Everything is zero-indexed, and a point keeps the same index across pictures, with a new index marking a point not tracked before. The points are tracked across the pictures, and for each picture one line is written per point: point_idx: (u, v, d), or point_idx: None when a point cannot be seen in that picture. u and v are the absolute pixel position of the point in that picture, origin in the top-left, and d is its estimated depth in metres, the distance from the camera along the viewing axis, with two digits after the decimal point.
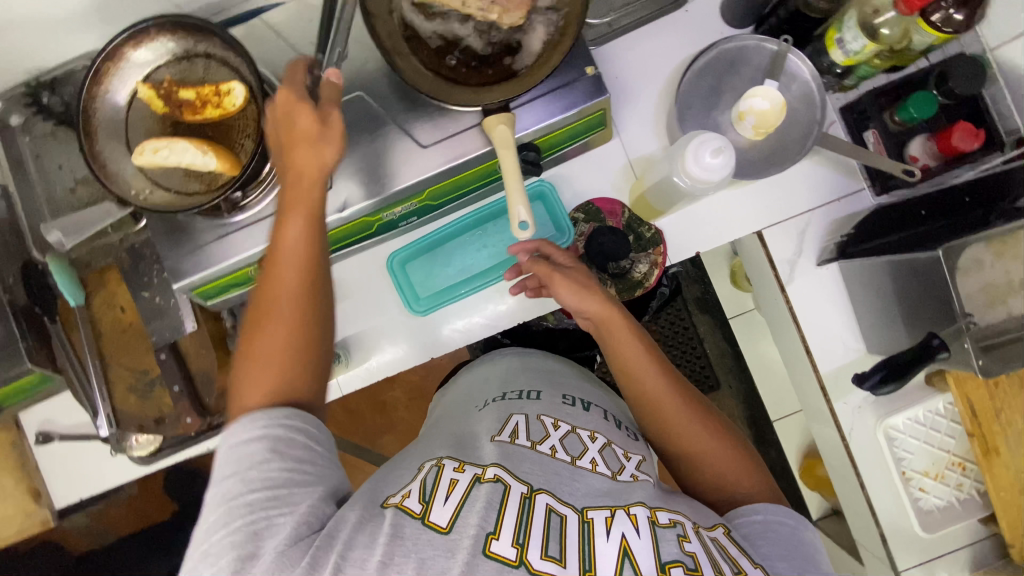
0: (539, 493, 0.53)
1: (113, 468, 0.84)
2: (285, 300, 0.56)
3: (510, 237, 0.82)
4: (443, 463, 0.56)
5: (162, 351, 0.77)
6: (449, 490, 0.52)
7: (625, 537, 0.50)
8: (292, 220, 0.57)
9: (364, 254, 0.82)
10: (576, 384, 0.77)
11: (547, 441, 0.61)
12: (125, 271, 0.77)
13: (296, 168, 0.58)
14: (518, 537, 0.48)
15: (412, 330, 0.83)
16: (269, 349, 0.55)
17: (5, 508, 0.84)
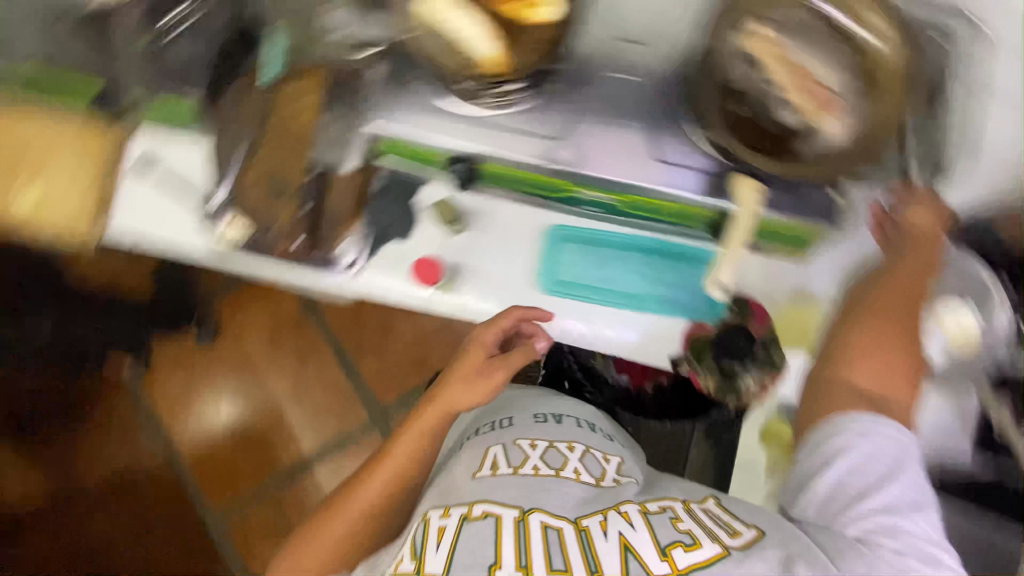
0: (531, 513, 0.58)
1: (186, 236, 0.80)
2: (363, 509, 0.71)
3: (669, 283, 0.79)
4: (429, 516, 0.62)
5: (314, 170, 0.76)
6: (440, 537, 0.58)
7: (623, 535, 0.56)
8: (404, 441, 0.73)
9: (530, 209, 0.80)
10: (542, 399, 0.84)
11: (528, 463, 0.67)
12: (328, 83, 0.75)
13: (399, 455, 0.72)
14: (520, 562, 0.53)
15: (529, 299, 0.79)
16: (332, 529, 0.71)
17: (56, 204, 0.77)
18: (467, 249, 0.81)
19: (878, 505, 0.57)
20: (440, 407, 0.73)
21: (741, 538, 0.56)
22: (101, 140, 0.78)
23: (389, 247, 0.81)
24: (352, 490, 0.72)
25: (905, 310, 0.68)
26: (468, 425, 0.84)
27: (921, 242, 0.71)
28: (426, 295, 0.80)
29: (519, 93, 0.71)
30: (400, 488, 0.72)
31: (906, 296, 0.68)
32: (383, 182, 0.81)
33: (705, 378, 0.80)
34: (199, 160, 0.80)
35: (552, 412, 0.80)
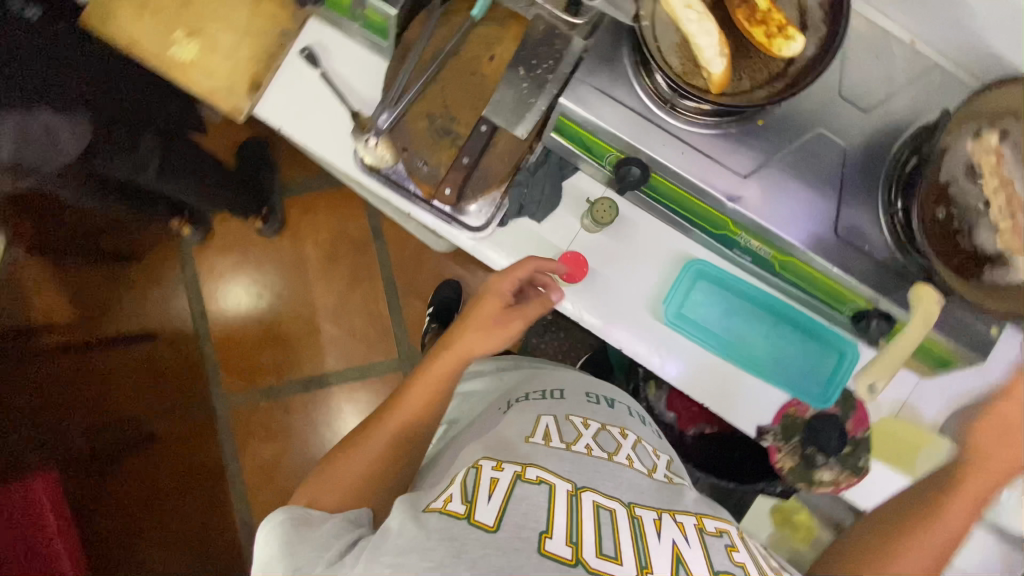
0: (583, 492, 0.54)
1: (328, 140, 0.77)
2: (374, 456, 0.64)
3: (791, 356, 0.75)
4: (481, 464, 0.57)
5: (484, 124, 0.73)
6: (492, 490, 0.52)
7: (676, 543, 0.52)
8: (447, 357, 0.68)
9: (674, 232, 0.77)
10: (588, 381, 0.81)
11: (579, 440, 0.63)
12: (528, 36, 0.72)
13: (439, 371, 0.68)
14: (572, 538, 0.48)
15: (641, 320, 0.77)
16: (343, 469, 0.62)
17: (222, 66, 0.76)
18: (599, 249, 0.77)
19: None
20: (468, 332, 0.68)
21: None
22: (283, 17, 0.76)
23: (521, 223, 0.78)
24: (370, 426, 0.67)
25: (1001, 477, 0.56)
26: (512, 388, 0.81)
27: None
28: None
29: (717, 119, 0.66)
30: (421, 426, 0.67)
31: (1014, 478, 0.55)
32: (540, 157, 0.76)
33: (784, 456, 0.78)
34: (367, 70, 0.77)
35: (598, 394, 0.76)
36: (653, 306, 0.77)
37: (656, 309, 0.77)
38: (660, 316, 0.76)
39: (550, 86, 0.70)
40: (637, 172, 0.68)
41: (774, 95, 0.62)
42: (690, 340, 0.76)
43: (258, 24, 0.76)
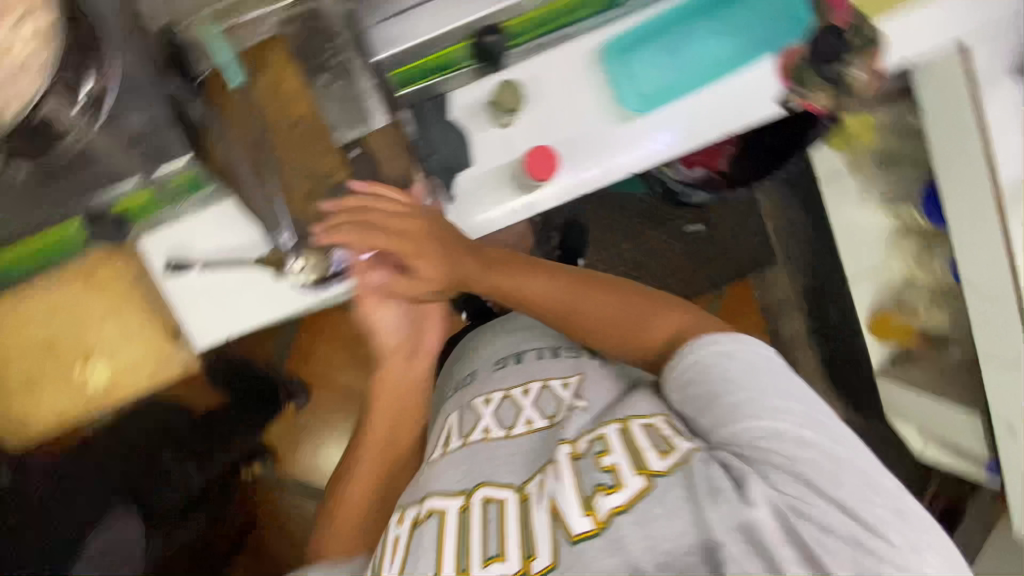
0: (474, 493, 0.60)
1: (268, 302, 0.72)
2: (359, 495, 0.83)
3: (747, 24, 0.70)
4: (404, 517, 0.65)
5: (352, 148, 0.66)
6: (394, 548, 0.62)
7: (553, 498, 0.54)
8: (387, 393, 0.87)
9: (563, 45, 0.69)
10: (507, 335, 0.83)
11: (479, 428, 0.69)
12: (293, 47, 0.60)
13: (389, 381, 0.87)
14: (461, 563, 0.55)
15: (621, 136, 0.72)
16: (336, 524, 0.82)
17: (133, 353, 0.71)
18: (533, 128, 0.71)
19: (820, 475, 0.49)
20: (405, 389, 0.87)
21: (670, 458, 0.54)
22: (119, 267, 0.69)
23: (461, 179, 0.73)
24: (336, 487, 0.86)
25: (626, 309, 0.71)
26: (487, 357, 0.81)
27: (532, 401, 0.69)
28: (524, 201, 0.73)
29: None
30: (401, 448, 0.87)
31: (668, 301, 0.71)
32: (413, 118, 0.70)
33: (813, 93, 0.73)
34: (221, 225, 0.69)
35: (518, 351, 0.79)
36: (618, 114, 0.71)
37: (621, 114, 0.71)
38: (630, 116, 0.71)
39: (355, 62, 0.61)
40: (496, 39, 0.63)
41: None
42: (668, 106, 0.71)
43: (112, 296, 0.69)
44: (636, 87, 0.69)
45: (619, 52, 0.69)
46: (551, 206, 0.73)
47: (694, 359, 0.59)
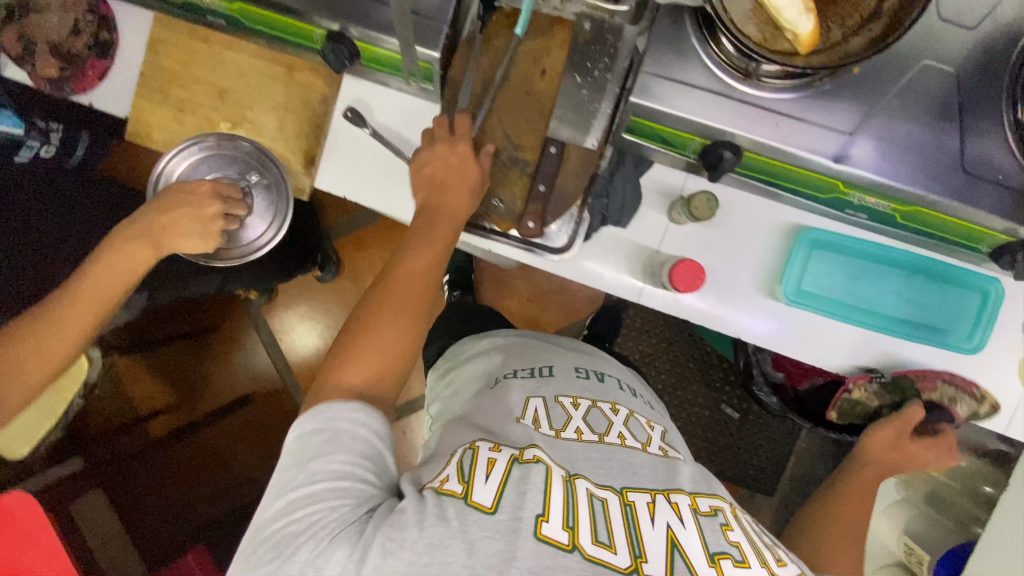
0: (576, 478, 0.54)
1: (390, 195, 0.76)
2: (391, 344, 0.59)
3: (929, 306, 0.69)
4: (476, 445, 0.56)
5: (551, 144, 0.67)
6: (489, 468, 0.53)
7: (670, 526, 0.52)
8: (423, 252, 0.63)
9: (770, 199, 0.71)
10: (588, 357, 0.80)
11: (573, 424, 0.63)
12: (578, 40, 0.66)
13: (413, 271, 0.63)
14: (568, 521, 0.49)
15: (755, 304, 0.72)
16: (376, 335, 0.59)
17: (271, 149, 0.76)
18: (694, 237, 0.72)
19: None
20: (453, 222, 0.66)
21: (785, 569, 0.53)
22: (315, 83, 0.74)
23: (605, 231, 0.74)
24: (392, 274, 0.63)
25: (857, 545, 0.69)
26: (493, 366, 0.77)
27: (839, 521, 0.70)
28: (638, 285, 0.74)
29: (808, 79, 0.59)
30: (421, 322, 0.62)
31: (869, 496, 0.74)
32: (613, 159, 0.72)
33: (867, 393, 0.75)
34: (407, 115, 0.74)
35: (540, 365, 0.74)
36: (769, 287, 0.71)
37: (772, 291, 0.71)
38: (778, 295, 0.71)
39: (613, 87, 0.66)
40: (731, 155, 0.63)
41: (872, 44, 0.55)
42: (815, 313, 0.70)
43: (292, 97, 0.74)
44: (798, 278, 0.69)
45: (809, 242, 0.70)
46: (657, 308, 0.74)
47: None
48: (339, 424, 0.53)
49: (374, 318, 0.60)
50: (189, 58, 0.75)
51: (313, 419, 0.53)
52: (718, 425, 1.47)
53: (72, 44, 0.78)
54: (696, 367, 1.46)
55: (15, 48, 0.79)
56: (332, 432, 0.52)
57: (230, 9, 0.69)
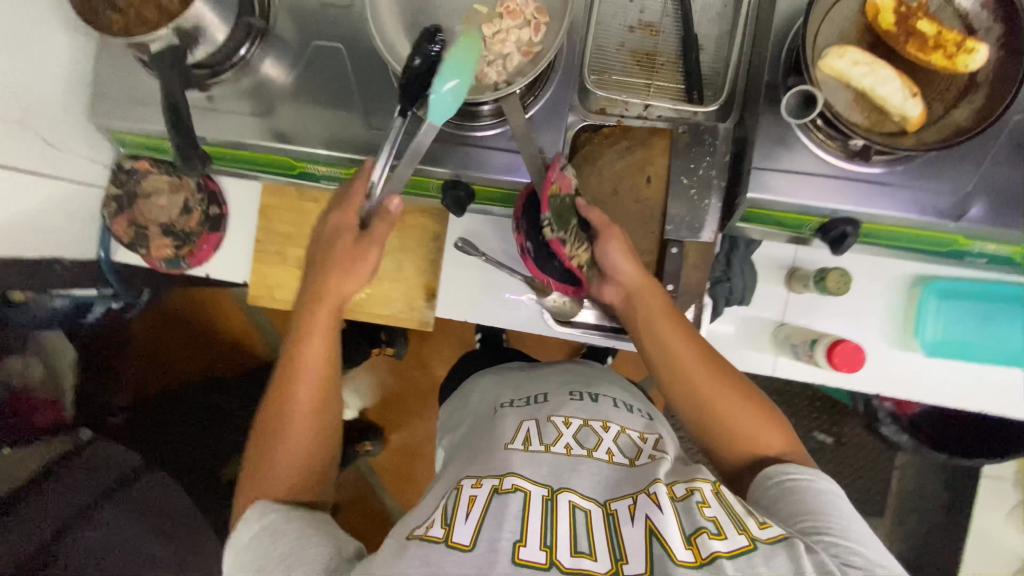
0: (560, 492, 0.53)
1: (508, 311, 0.80)
2: (302, 459, 0.60)
3: None
4: (461, 484, 0.56)
5: (672, 245, 0.70)
6: (469, 507, 0.52)
7: (650, 519, 0.50)
8: (313, 366, 0.61)
9: (882, 259, 0.74)
10: (582, 379, 0.74)
11: (562, 441, 0.61)
12: (678, 143, 0.70)
13: (299, 380, 0.61)
14: (545, 540, 0.48)
15: (887, 357, 0.74)
16: (283, 449, 0.59)
17: (393, 289, 0.81)
18: (818, 303, 0.75)
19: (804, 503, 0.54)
20: (327, 303, 0.62)
21: (770, 531, 0.50)
22: (428, 222, 0.80)
23: (729, 312, 0.76)
24: (286, 390, 0.61)
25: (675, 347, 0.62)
26: (500, 392, 0.76)
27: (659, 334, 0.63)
28: (769, 358, 0.76)
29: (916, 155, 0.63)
30: (327, 419, 0.62)
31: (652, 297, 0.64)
32: (726, 244, 0.74)
33: (574, 248, 0.68)
34: (514, 235, 0.79)
35: (534, 394, 0.71)
36: (897, 339, 0.74)
37: (901, 342, 0.74)
38: (915, 347, 0.73)
39: (718, 182, 0.70)
40: (852, 228, 0.65)
41: (979, 113, 0.60)
42: (955, 360, 0.72)
43: (408, 238, 0.80)
44: (935, 331, 0.71)
45: (930, 291, 0.72)
46: (795, 377, 0.75)
47: (791, 483, 0.56)
48: (273, 543, 0.52)
49: (272, 422, 0.61)
50: (301, 219, 0.80)
51: (235, 543, 0.54)
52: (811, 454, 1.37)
53: (184, 223, 0.81)
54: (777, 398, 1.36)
55: (127, 236, 0.80)
56: (280, 535, 0.53)
57: (347, 174, 0.73)
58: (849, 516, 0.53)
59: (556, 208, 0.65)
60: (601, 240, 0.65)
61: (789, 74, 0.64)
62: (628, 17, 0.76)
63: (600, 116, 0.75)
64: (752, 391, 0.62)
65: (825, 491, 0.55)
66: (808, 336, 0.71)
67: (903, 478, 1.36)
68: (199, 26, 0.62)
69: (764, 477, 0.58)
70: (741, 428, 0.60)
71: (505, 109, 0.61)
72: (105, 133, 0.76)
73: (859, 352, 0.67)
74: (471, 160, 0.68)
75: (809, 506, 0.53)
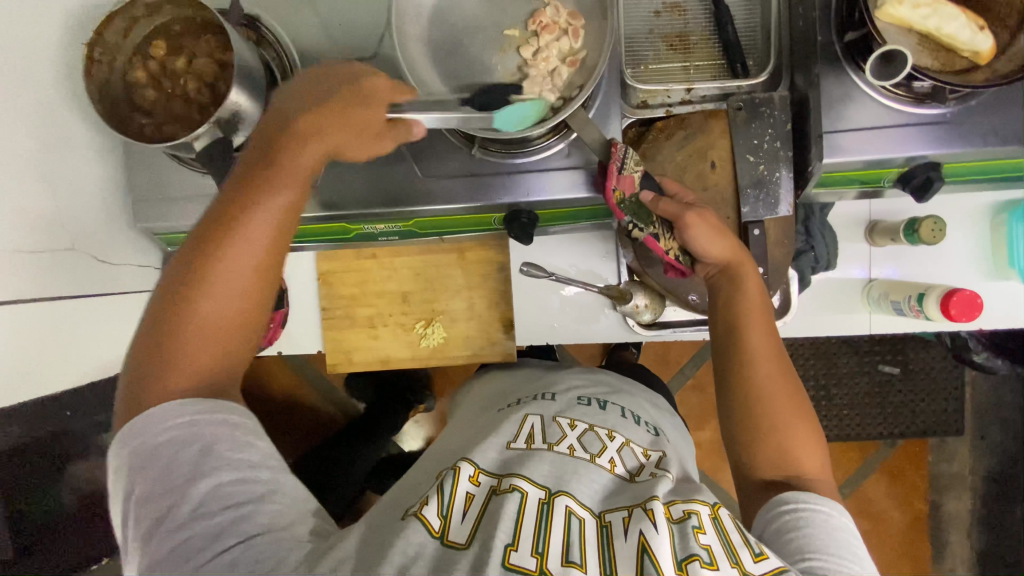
0: (557, 496, 0.50)
1: (589, 326, 0.79)
2: (238, 320, 0.51)
3: None
4: (459, 468, 0.54)
5: (752, 227, 0.68)
6: (466, 505, 0.50)
7: (644, 535, 0.47)
8: (256, 215, 0.50)
9: (963, 195, 0.72)
10: (598, 383, 0.71)
11: (564, 442, 0.58)
12: (736, 122, 0.68)
13: (237, 243, 0.50)
14: (537, 547, 0.46)
15: (983, 292, 0.73)
16: (202, 333, 0.50)
17: (467, 328, 0.80)
18: (906, 252, 0.73)
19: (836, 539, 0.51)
20: (295, 175, 0.52)
21: (766, 564, 0.47)
22: (490, 254, 0.78)
23: (814, 281, 0.75)
24: (217, 261, 0.49)
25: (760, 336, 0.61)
26: (506, 387, 0.72)
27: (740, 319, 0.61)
28: (863, 317, 0.75)
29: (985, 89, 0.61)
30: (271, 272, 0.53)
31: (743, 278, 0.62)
32: (801, 213, 0.73)
33: (667, 242, 0.65)
34: (580, 249, 0.77)
35: (541, 392, 0.68)
36: (991, 272, 0.72)
37: (995, 275, 0.72)
38: (1012, 276, 0.71)
39: (785, 153, 0.67)
40: (936, 173, 0.63)
41: None
42: None
43: (473, 275, 0.79)
44: None
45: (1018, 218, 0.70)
46: (893, 331, 0.74)
47: (807, 515, 0.52)
48: (166, 450, 0.46)
49: (194, 296, 0.49)
50: (363, 279, 0.78)
51: (129, 439, 0.47)
52: (881, 388, 1.32)
53: None
54: (838, 341, 1.32)
55: None
56: (170, 447, 0.46)
57: (405, 226, 0.71)
58: (858, 560, 0.50)
59: (629, 211, 0.63)
60: (682, 229, 0.63)
61: (843, 30, 0.62)
62: (652, 3, 0.73)
63: (644, 110, 0.72)
64: (804, 405, 0.60)
65: (840, 530, 0.51)
66: (910, 291, 0.69)
67: (978, 395, 1.35)
68: (238, 113, 0.59)
69: (779, 502, 0.54)
70: (788, 434, 0.58)
71: (573, 127, 0.61)
72: (152, 237, 0.74)
73: (969, 303, 0.66)
74: (534, 186, 0.66)
75: (823, 546, 0.50)
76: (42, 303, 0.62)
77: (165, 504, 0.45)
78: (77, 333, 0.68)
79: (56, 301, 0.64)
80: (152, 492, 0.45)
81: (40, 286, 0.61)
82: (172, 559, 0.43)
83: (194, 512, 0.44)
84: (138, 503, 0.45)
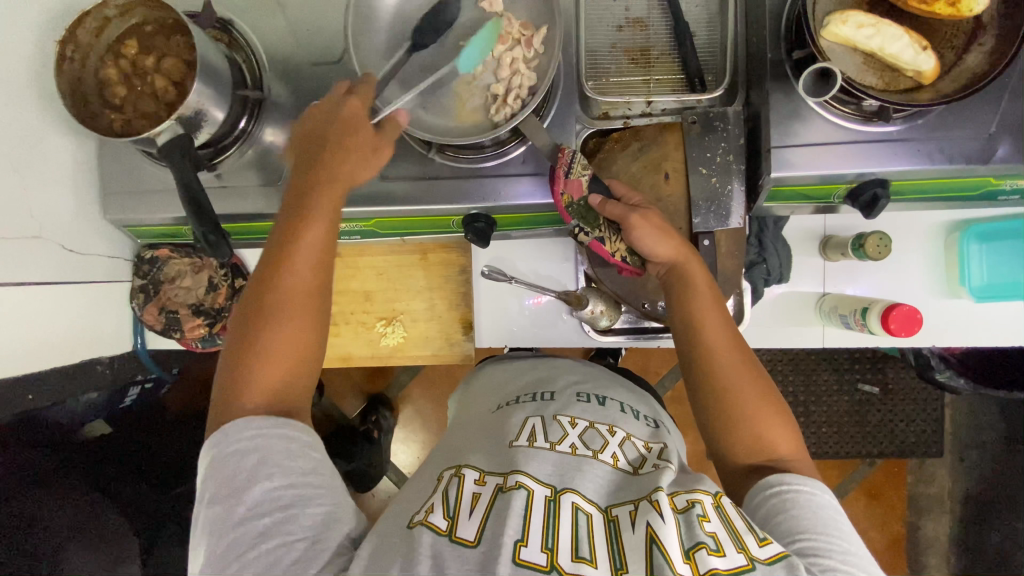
0: (562, 494, 0.51)
1: (546, 332, 0.80)
2: (298, 329, 0.55)
3: None
4: (463, 474, 0.54)
5: (702, 238, 0.69)
6: (473, 503, 0.50)
7: (651, 526, 0.47)
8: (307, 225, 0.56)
9: (914, 213, 0.73)
10: (591, 378, 0.71)
11: (566, 441, 0.57)
12: (690, 135, 0.70)
13: (294, 258, 0.55)
14: (547, 543, 0.46)
15: (935, 308, 0.73)
16: (273, 350, 0.54)
17: (429, 327, 0.82)
18: (859, 268, 0.74)
19: (824, 510, 0.52)
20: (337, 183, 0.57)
21: (771, 547, 0.48)
22: (453, 257, 0.81)
23: (766, 294, 0.76)
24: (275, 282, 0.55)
25: (721, 325, 0.62)
26: (505, 383, 0.72)
27: (698, 312, 0.62)
28: (817, 330, 0.76)
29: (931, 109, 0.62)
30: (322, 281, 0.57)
31: (693, 269, 0.63)
32: (754, 226, 0.74)
33: (613, 243, 0.67)
34: (540, 254, 0.79)
35: (542, 389, 0.68)
36: (944, 289, 0.73)
37: (948, 292, 0.73)
38: (964, 294, 0.72)
39: (737, 166, 0.69)
40: (883, 189, 0.64)
41: (992, 56, 0.59)
42: (1007, 300, 0.71)
43: (436, 276, 0.81)
44: (981, 274, 0.70)
45: (968, 237, 0.71)
46: (845, 345, 0.75)
47: (793, 496, 0.53)
48: (235, 462, 0.49)
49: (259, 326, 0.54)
50: None
51: (208, 451, 0.51)
52: (859, 407, 1.31)
53: (213, 300, 0.84)
54: (816, 356, 1.32)
55: (159, 323, 0.83)
56: (234, 458, 0.49)
57: (366, 226, 0.73)
58: (846, 536, 0.51)
59: (577, 215, 0.65)
60: (627, 230, 0.63)
61: (792, 48, 0.63)
62: (615, 18, 0.75)
63: (604, 121, 0.73)
64: (770, 388, 0.60)
65: (826, 508, 0.52)
66: (857, 305, 0.70)
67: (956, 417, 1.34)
68: (201, 111, 0.61)
69: (764, 486, 0.54)
70: (759, 421, 0.58)
71: (526, 133, 0.63)
72: (122, 228, 0.77)
73: (913, 319, 0.67)
74: (490, 192, 0.68)
75: (811, 524, 0.51)
76: (8, 287, 0.64)
77: (221, 526, 0.47)
78: (46, 316, 0.70)
79: (21, 286, 0.65)
80: (219, 495, 0.48)
81: (7, 272, 0.63)
82: (226, 556, 0.46)
83: (249, 512, 0.47)
84: (205, 507, 0.48)
